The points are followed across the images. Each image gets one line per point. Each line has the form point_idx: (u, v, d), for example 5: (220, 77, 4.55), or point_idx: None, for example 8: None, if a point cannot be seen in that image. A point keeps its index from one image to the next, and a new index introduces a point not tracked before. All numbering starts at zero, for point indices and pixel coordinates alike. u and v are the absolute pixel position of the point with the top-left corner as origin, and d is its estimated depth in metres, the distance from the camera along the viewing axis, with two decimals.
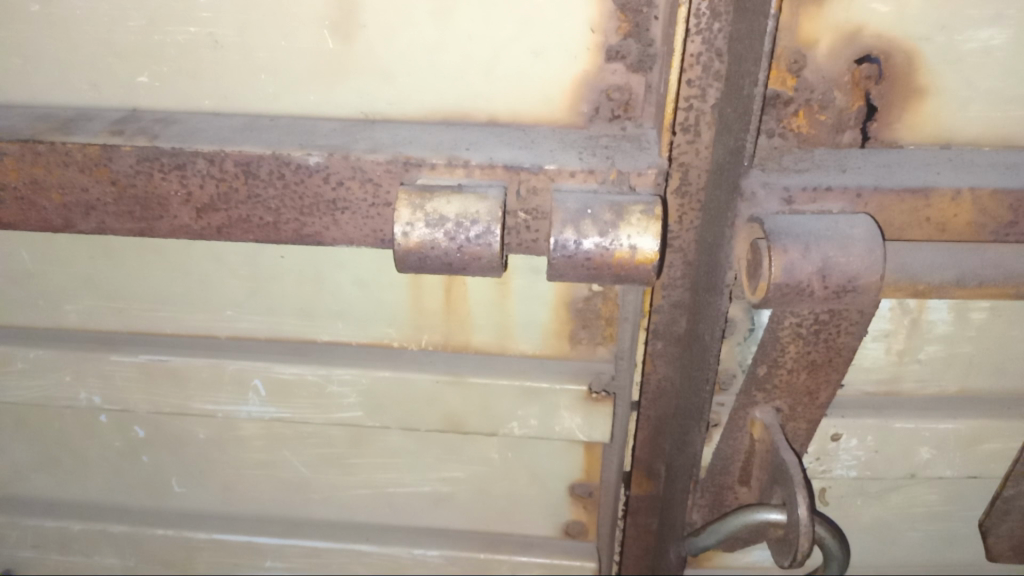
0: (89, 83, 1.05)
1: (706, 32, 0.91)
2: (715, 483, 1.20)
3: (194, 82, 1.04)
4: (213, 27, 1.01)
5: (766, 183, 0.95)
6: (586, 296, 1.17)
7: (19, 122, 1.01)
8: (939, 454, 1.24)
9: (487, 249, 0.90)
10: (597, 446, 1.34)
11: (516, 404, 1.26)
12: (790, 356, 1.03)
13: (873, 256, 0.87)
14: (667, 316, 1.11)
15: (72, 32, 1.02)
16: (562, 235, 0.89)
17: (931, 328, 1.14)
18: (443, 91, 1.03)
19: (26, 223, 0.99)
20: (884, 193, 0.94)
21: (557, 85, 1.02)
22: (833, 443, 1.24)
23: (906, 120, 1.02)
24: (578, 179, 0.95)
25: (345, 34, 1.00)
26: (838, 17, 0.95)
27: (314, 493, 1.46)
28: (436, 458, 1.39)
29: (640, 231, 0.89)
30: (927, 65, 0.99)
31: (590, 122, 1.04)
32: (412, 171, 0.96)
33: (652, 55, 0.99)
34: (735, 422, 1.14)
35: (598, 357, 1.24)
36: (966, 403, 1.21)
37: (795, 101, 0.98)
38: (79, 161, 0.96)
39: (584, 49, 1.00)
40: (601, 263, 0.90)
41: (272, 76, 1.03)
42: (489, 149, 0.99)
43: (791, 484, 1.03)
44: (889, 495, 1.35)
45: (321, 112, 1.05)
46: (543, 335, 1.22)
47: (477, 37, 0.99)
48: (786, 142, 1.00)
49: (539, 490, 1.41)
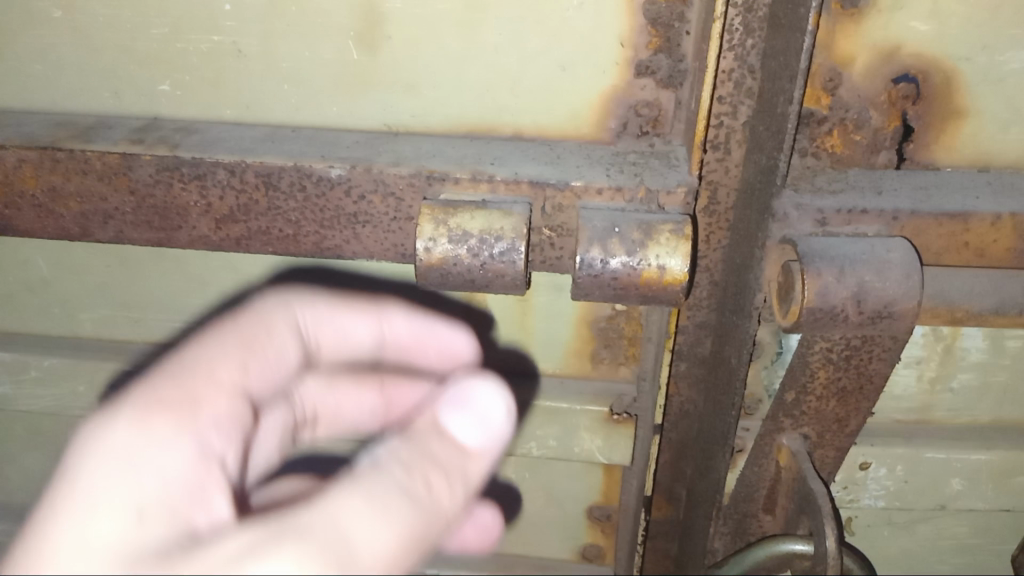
0: (110, 91, 1.04)
1: (739, 48, 0.88)
2: (739, 510, 1.18)
3: (216, 91, 1.03)
4: (236, 36, 0.99)
5: (799, 204, 0.92)
6: (609, 315, 1.14)
7: (39, 129, 1.00)
8: (971, 485, 1.20)
9: (511, 267, 0.88)
10: (616, 467, 1.30)
11: (534, 423, 1.23)
12: (820, 382, 1.01)
13: (910, 282, 0.86)
14: (691, 337, 1.08)
15: (93, 39, 1.01)
16: (588, 254, 0.87)
17: (965, 356, 1.10)
18: (468, 104, 1.01)
19: (44, 230, 0.99)
20: (921, 217, 0.91)
21: (585, 99, 1.00)
22: (862, 471, 1.20)
23: (944, 141, 0.99)
24: (606, 197, 0.93)
25: (369, 44, 0.98)
26: (875, 35, 0.93)
27: None
28: None
29: (669, 252, 0.87)
30: (967, 85, 0.95)
31: (617, 138, 1.02)
32: (434, 186, 0.94)
33: (683, 71, 0.96)
34: (760, 448, 1.11)
35: (620, 378, 1.21)
36: (999, 433, 1.17)
37: (829, 120, 0.97)
38: (98, 169, 0.96)
39: (613, 64, 0.97)
40: (628, 283, 0.87)
41: (295, 87, 1.02)
42: (514, 163, 0.97)
43: (819, 515, 1.00)
44: (917, 526, 1.31)
45: (344, 123, 1.04)
46: (565, 354, 1.20)
47: (503, 51, 0.97)
48: (819, 162, 0.99)
49: (556, 512, 1.38)
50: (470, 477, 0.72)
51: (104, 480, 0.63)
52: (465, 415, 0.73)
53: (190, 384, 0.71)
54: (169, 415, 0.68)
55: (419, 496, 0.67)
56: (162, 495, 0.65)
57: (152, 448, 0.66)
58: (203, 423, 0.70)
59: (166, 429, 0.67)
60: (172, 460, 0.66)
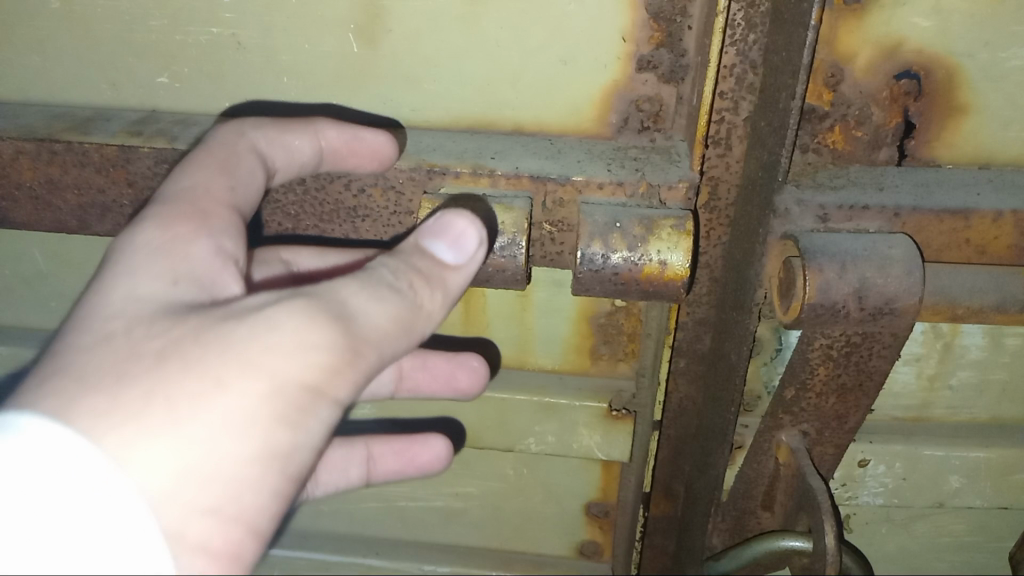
0: (108, 83, 1.04)
1: (741, 42, 0.88)
2: (737, 507, 1.17)
3: (215, 84, 1.03)
4: (235, 28, 0.98)
5: (801, 200, 0.92)
6: (609, 311, 1.13)
7: (36, 121, 0.99)
8: (969, 483, 1.20)
9: (512, 262, 0.89)
10: (614, 464, 1.30)
11: (533, 419, 1.23)
12: (819, 379, 1.00)
13: (911, 279, 0.86)
14: (690, 334, 1.07)
15: (91, 31, 1.00)
16: (589, 249, 0.87)
17: (964, 353, 1.10)
18: (469, 98, 1.01)
19: (40, 223, 0.98)
20: (923, 214, 0.91)
21: (586, 93, 0.99)
22: (860, 469, 1.20)
23: (945, 138, 0.99)
24: (607, 192, 0.92)
25: (370, 38, 0.98)
26: (878, 31, 0.92)
27: (325, 506, 1.44)
28: (451, 473, 1.36)
29: (671, 247, 0.87)
30: (969, 82, 0.95)
31: (618, 133, 1.01)
32: (435, 179, 0.94)
33: (685, 66, 0.96)
34: (759, 445, 1.11)
35: (619, 374, 1.21)
36: (997, 430, 1.17)
37: (831, 117, 0.97)
38: (96, 162, 0.95)
39: (615, 59, 0.97)
40: (629, 278, 0.87)
41: (295, 80, 1.01)
42: (515, 158, 0.96)
43: (818, 512, 1.00)
44: (914, 523, 1.31)
45: (344, 117, 1.03)
46: (564, 350, 1.19)
47: (505, 44, 0.96)
48: (820, 158, 0.98)
49: (555, 509, 1.38)
50: (449, 287, 0.80)
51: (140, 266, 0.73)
52: (453, 245, 0.80)
53: (189, 209, 0.79)
54: (190, 220, 0.78)
55: (405, 292, 0.75)
56: (185, 274, 0.74)
57: (172, 244, 0.76)
58: (215, 229, 0.79)
59: (185, 233, 0.77)
60: (199, 246, 0.77)
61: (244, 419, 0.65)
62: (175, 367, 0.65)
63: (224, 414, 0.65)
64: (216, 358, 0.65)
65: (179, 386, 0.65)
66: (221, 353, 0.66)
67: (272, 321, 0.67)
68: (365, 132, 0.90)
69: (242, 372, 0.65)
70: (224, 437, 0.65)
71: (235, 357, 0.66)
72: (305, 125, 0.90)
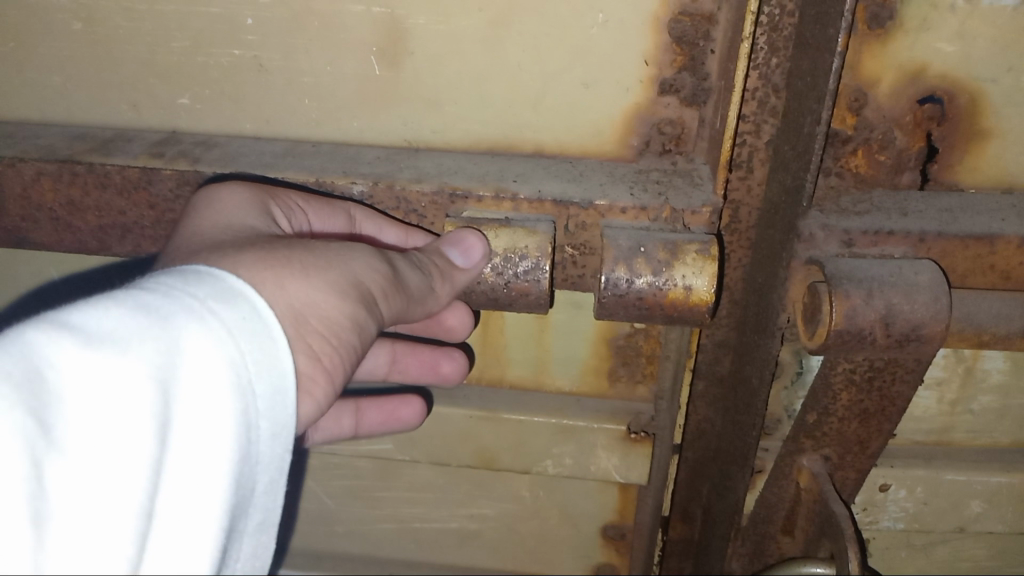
0: (129, 104, 1.04)
1: (763, 67, 0.88)
2: (757, 531, 1.16)
3: (236, 105, 1.03)
4: (257, 51, 0.98)
5: (826, 225, 0.92)
6: (627, 333, 1.13)
7: (57, 142, 1.00)
8: (990, 509, 1.19)
9: (535, 285, 0.89)
10: (632, 486, 1.29)
11: (551, 442, 1.22)
12: (841, 404, 1.00)
13: (938, 305, 0.85)
14: (710, 355, 1.06)
15: (113, 52, 1.00)
16: (614, 274, 0.86)
17: (986, 378, 1.09)
18: (490, 121, 1.01)
19: (60, 243, 0.99)
20: (947, 239, 0.91)
21: (608, 117, 0.99)
22: (881, 493, 1.19)
23: (967, 163, 0.99)
24: (630, 216, 0.92)
25: (392, 61, 0.98)
26: (901, 56, 0.92)
27: (338, 526, 1.43)
28: (466, 495, 1.35)
29: (696, 272, 0.86)
30: (993, 107, 0.95)
31: (639, 156, 1.01)
32: (458, 203, 0.94)
33: (708, 89, 0.96)
34: (781, 469, 1.10)
35: (637, 397, 1.20)
36: (1018, 456, 1.17)
37: (854, 140, 0.96)
38: (117, 184, 0.95)
39: (637, 82, 0.96)
40: (653, 303, 0.87)
41: (316, 102, 1.01)
42: (537, 181, 0.96)
43: (841, 539, 1.00)
44: (934, 548, 1.30)
45: (365, 138, 1.03)
46: (582, 372, 1.19)
47: (527, 67, 0.96)
48: (843, 182, 0.98)
49: (570, 531, 1.37)
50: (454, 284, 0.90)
51: (236, 196, 0.88)
52: (464, 252, 0.88)
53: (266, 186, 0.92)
54: (309, 197, 0.94)
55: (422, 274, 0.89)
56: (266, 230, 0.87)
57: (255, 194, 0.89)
58: (281, 199, 0.91)
59: (299, 203, 0.93)
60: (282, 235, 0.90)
61: (333, 292, 0.80)
62: (300, 249, 0.81)
63: (330, 277, 0.81)
64: (322, 252, 0.83)
65: (297, 253, 0.81)
66: (327, 253, 0.83)
67: (356, 246, 0.86)
68: (417, 236, 0.96)
69: (339, 266, 0.83)
70: (325, 299, 0.79)
71: (337, 256, 0.83)
72: (400, 226, 0.96)
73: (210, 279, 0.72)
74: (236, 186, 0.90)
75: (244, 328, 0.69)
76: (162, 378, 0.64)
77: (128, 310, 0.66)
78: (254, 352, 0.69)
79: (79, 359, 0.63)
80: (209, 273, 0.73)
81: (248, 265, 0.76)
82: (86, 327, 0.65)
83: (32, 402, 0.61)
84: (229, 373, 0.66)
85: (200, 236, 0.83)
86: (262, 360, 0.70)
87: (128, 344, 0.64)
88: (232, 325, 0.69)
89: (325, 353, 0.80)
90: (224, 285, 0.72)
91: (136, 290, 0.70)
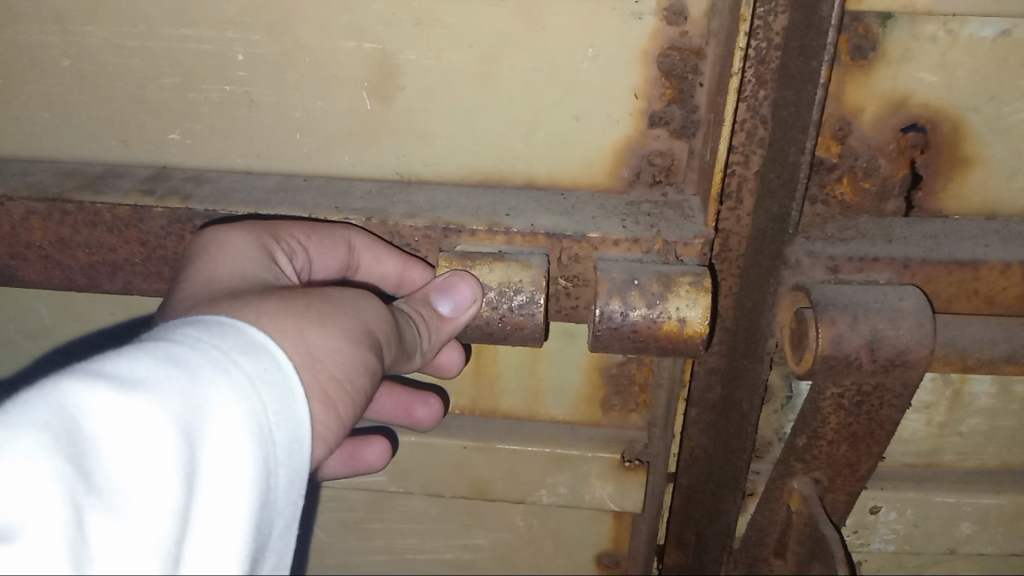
0: (118, 139, 1.04)
1: (752, 99, 0.89)
2: (749, 554, 1.19)
3: (227, 140, 1.03)
4: (248, 86, 0.98)
5: (811, 252, 0.93)
6: (620, 361, 1.13)
7: (46, 178, 0.99)
8: (982, 531, 1.20)
9: (530, 319, 0.89)
10: (626, 514, 1.29)
11: (545, 471, 1.22)
12: (831, 428, 1.01)
13: (923, 330, 0.86)
14: (702, 383, 1.06)
15: (103, 88, 1.00)
16: (608, 306, 0.87)
17: (974, 400, 1.11)
18: (480, 153, 1.01)
19: (49, 281, 0.98)
20: (931, 265, 0.92)
21: (598, 149, 1.00)
22: (872, 515, 1.20)
23: (951, 190, 1.00)
24: (622, 248, 0.93)
25: (383, 95, 0.98)
26: (884, 86, 0.94)
27: (331, 559, 1.42)
28: (459, 524, 1.35)
29: (689, 304, 0.87)
30: (975, 135, 0.97)
31: (630, 187, 1.02)
32: (451, 237, 0.94)
33: (696, 122, 0.97)
34: (772, 492, 1.11)
35: (630, 425, 1.21)
36: (1007, 477, 1.18)
37: (839, 168, 0.98)
38: (108, 221, 0.95)
39: (627, 115, 0.97)
40: (647, 335, 0.87)
41: (307, 136, 1.01)
42: (529, 214, 0.96)
43: (830, 560, 1.01)
44: (926, 570, 1.31)
45: (357, 171, 1.04)
46: (575, 402, 1.19)
47: (518, 100, 0.97)
48: (828, 209, 1.00)
49: (565, 559, 1.37)
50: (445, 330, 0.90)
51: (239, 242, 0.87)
52: (453, 300, 0.88)
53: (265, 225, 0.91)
54: (311, 230, 0.92)
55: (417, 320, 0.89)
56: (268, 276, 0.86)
57: (257, 239, 0.88)
58: (282, 241, 0.90)
59: (301, 239, 0.91)
60: (283, 274, 0.88)
61: (349, 339, 0.79)
62: (313, 296, 0.80)
63: (344, 324, 0.80)
64: (332, 298, 0.82)
65: (310, 300, 0.79)
66: (337, 299, 0.82)
67: (363, 292, 0.85)
68: (416, 267, 0.95)
69: (350, 312, 0.82)
70: (340, 347, 0.78)
71: (348, 303, 0.83)
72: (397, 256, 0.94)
73: (232, 329, 0.70)
74: (237, 227, 0.88)
75: (268, 379, 0.67)
76: (188, 427, 0.62)
77: (155, 359, 0.64)
78: (276, 403, 0.67)
79: (112, 405, 0.60)
80: (231, 323, 0.71)
81: (269, 315, 0.75)
82: (116, 375, 0.62)
83: (66, 450, 0.58)
84: (253, 425, 0.64)
85: (206, 288, 0.81)
86: (283, 412, 0.67)
87: (156, 393, 0.61)
88: (255, 376, 0.66)
89: (341, 400, 0.78)
90: (247, 335, 0.70)
91: (161, 339, 0.67)
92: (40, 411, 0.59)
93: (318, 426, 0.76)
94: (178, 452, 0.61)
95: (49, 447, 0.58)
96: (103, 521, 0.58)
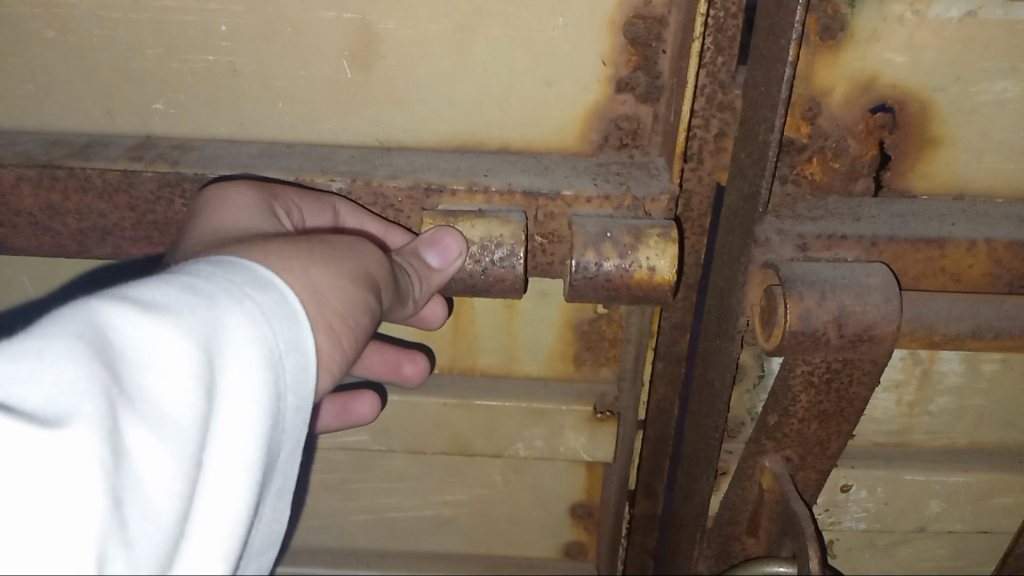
0: (103, 110, 1.05)
1: (710, 65, 0.91)
2: (722, 533, 1.19)
3: (211, 108, 1.04)
4: (232, 56, 1.00)
5: (781, 230, 0.94)
6: (592, 318, 1.15)
7: (33, 148, 1.00)
8: (949, 508, 1.23)
9: (510, 271, 0.92)
10: (597, 466, 1.33)
11: (521, 425, 1.25)
12: (801, 405, 1.02)
13: (889, 306, 0.88)
14: (668, 337, 1.10)
15: (88, 60, 1.01)
16: (584, 258, 0.89)
17: (942, 379, 1.12)
18: (457, 122, 1.03)
19: (40, 247, 1.00)
20: (898, 243, 0.94)
21: (569, 112, 1.02)
22: (843, 494, 1.21)
23: (919, 170, 1.02)
24: (595, 205, 0.95)
25: (363, 65, 0.99)
26: (853, 66, 0.95)
27: (314, 520, 1.43)
28: (439, 481, 1.37)
29: (658, 254, 0.89)
30: (943, 115, 0.98)
31: (599, 150, 1.04)
32: (433, 197, 0.97)
33: (660, 87, 0.99)
34: (744, 471, 1.11)
35: (601, 378, 1.22)
36: (974, 455, 1.20)
37: (809, 149, 0.98)
38: (98, 187, 0.97)
39: (595, 81, 0.99)
40: (620, 283, 0.89)
41: (289, 105, 1.03)
42: (508, 174, 0.98)
43: (801, 538, 1.02)
44: (897, 549, 1.33)
45: (338, 138, 1.05)
46: (549, 356, 1.20)
47: (492, 68, 0.98)
48: (799, 189, 1.00)
49: (540, 513, 1.40)
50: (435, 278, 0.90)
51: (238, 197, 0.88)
52: (440, 252, 0.90)
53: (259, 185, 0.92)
54: (303, 192, 0.94)
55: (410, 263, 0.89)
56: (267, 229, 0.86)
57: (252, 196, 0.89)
58: (278, 199, 0.91)
59: (295, 200, 0.92)
60: (284, 228, 0.89)
61: (350, 278, 0.78)
62: (312, 237, 0.80)
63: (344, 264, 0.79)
64: (331, 241, 0.81)
65: (310, 242, 0.79)
66: (336, 242, 0.81)
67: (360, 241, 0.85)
68: (397, 232, 0.96)
69: (351, 255, 0.81)
70: (341, 282, 0.77)
71: (347, 246, 0.82)
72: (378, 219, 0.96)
73: (242, 265, 0.69)
74: (235, 185, 0.90)
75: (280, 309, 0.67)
76: (210, 344, 0.60)
77: (173, 288, 0.63)
78: (288, 333, 0.66)
79: (135, 322, 0.59)
80: (239, 260, 0.70)
81: (277, 255, 0.74)
82: (139, 299, 0.61)
83: (97, 356, 0.56)
84: (266, 350, 0.63)
85: (210, 239, 0.82)
86: (295, 342, 0.67)
87: (178, 313, 0.60)
88: (267, 307, 0.66)
89: (345, 335, 0.77)
90: (257, 272, 0.69)
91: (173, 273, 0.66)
92: (72, 325, 0.58)
93: (323, 357, 0.75)
94: (201, 366, 0.59)
95: (81, 354, 0.56)
96: (133, 429, 0.56)
